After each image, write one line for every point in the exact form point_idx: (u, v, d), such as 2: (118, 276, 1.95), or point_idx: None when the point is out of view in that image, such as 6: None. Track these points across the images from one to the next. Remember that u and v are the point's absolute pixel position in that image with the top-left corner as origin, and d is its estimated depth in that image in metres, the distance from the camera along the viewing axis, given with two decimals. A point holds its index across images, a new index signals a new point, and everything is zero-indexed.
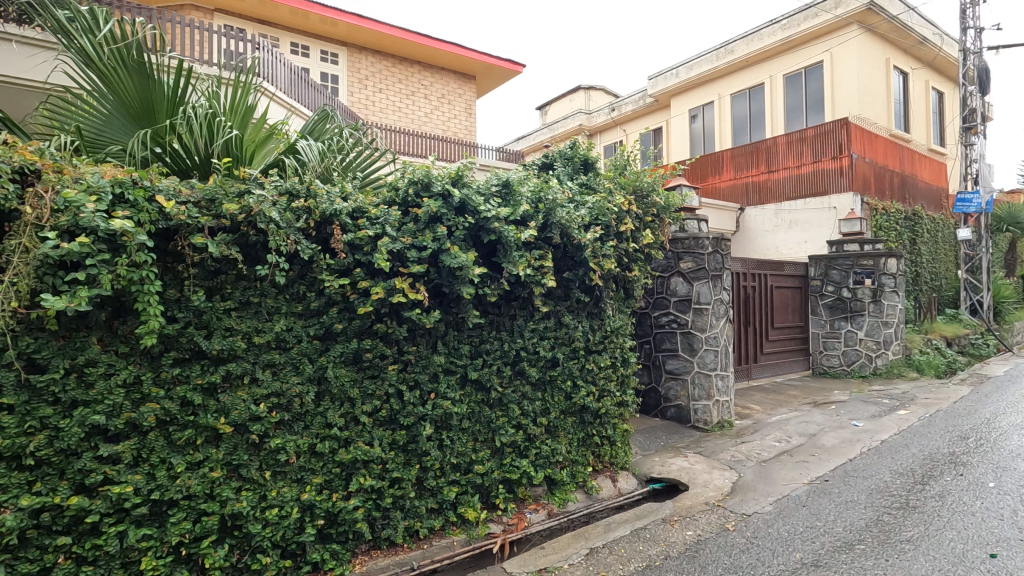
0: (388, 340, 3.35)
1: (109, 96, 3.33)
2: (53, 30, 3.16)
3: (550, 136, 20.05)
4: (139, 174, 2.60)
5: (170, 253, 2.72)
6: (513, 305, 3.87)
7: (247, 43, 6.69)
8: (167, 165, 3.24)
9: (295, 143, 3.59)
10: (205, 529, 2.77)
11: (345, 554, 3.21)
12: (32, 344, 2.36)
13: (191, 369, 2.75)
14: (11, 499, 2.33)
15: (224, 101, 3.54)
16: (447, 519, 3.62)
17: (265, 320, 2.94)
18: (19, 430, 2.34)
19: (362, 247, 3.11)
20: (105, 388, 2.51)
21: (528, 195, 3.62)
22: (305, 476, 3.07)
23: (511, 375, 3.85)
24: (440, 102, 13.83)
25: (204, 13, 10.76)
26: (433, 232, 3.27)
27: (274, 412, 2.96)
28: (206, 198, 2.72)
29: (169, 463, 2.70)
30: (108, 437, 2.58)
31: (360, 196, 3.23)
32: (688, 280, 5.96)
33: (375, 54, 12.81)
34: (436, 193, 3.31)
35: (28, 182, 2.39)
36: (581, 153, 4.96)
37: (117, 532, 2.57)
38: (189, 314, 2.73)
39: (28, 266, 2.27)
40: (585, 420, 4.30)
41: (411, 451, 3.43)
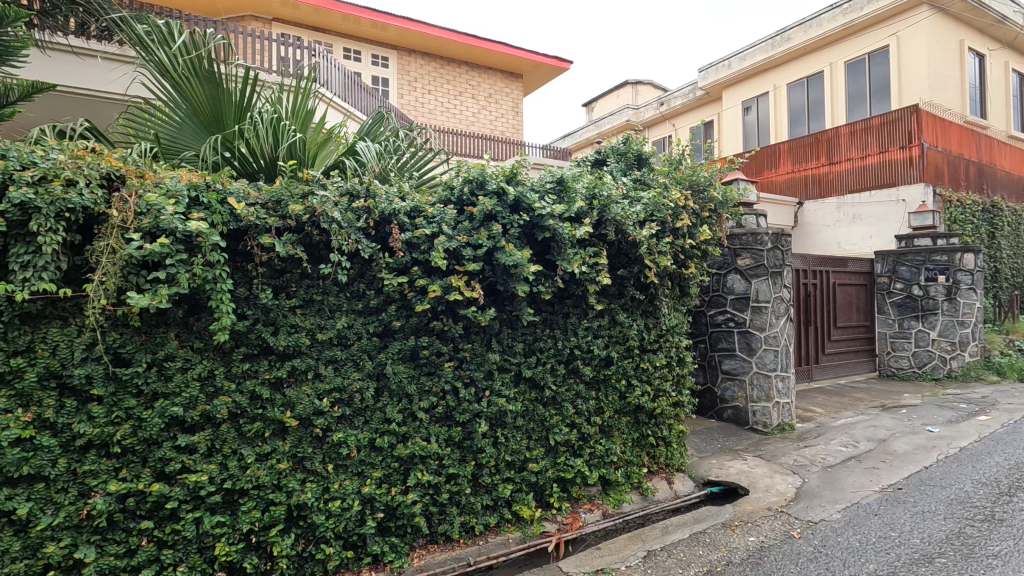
0: (445, 337, 3.38)
1: (182, 105, 3.51)
2: (133, 44, 3.35)
3: (597, 133, 19.88)
4: (212, 178, 2.73)
5: (240, 253, 2.84)
6: (567, 303, 3.83)
7: (301, 50, 6.91)
8: (236, 169, 3.40)
9: (354, 145, 3.68)
10: (273, 518, 2.88)
11: (403, 548, 3.26)
12: (118, 340, 2.54)
13: (260, 364, 2.88)
14: (101, 484, 2.52)
15: (287, 106, 3.67)
16: (502, 517, 3.63)
17: (327, 317, 3.03)
18: (107, 419, 2.52)
19: (419, 245, 3.16)
20: (182, 381, 2.66)
21: (582, 191, 3.57)
22: (365, 470, 3.14)
23: (565, 373, 3.81)
24: (487, 102, 13.92)
25: (262, 23, 11.24)
26: (489, 230, 3.28)
27: (336, 407, 3.05)
28: (273, 200, 2.83)
29: (239, 454, 2.82)
30: (184, 428, 2.72)
31: (417, 195, 3.27)
32: (747, 277, 5.76)
33: (424, 57, 13.02)
34: (491, 191, 3.33)
35: (114, 187, 2.55)
36: (634, 148, 4.89)
37: (193, 517, 2.71)
38: (258, 311, 2.85)
39: (115, 266, 2.43)
40: (640, 421, 4.22)
41: (466, 448, 3.46)
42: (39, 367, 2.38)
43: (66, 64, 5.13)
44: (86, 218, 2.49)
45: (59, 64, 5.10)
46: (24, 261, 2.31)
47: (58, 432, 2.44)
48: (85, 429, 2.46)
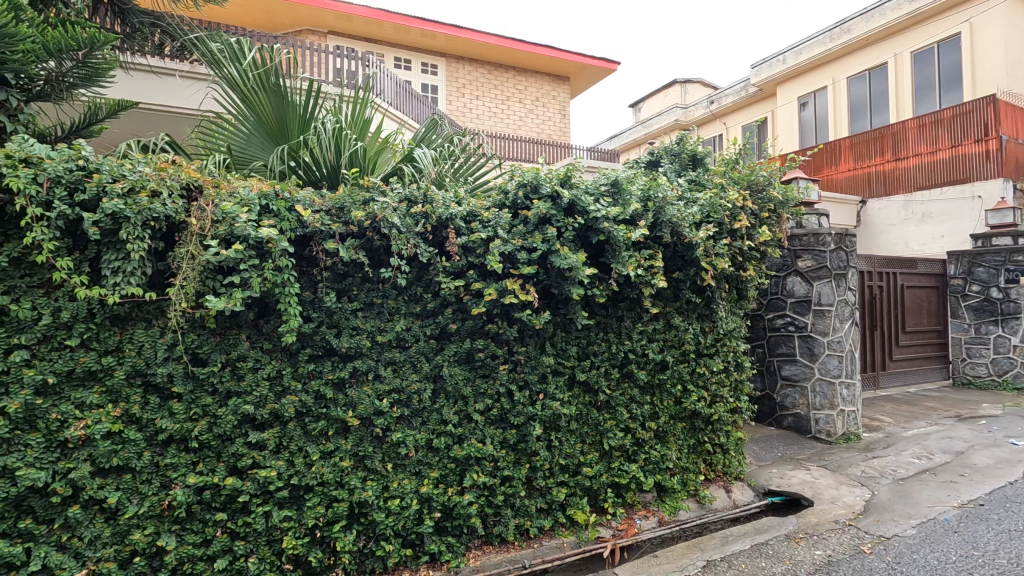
0: (499, 340, 3.41)
1: (250, 118, 3.69)
2: (207, 62, 3.55)
3: (644, 134, 19.63)
4: (281, 187, 2.86)
5: (306, 258, 2.96)
6: (621, 307, 3.77)
7: (356, 61, 7.14)
8: (301, 177, 3.55)
9: (411, 152, 3.77)
10: (336, 514, 2.97)
11: (460, 548, 3.30)
12: (196, 340, 2.70)
13: (324, 365, 2.99)
14: (181, 476, 2.68)
15: (346, 115, 3.79)
16: (557, 521, 3.63)
17: (387, 319, 3.11)
18: (186, 415, 2.68)
19: (475, 249, 3.19)
20: (253, 380, 2.80)
21: (637, 193, 3.52)
22: (422, 470, 3.21)
23: (619, 377, 3.76)
24: (534, 106, 13.98)
25: (318, 37, 11.67)
26: (543, 233, 3.27)
27: (395, 407, 3.12)
28: (336, 207, 2.93)
29: (305, 451, 2.93)
30: (255, 425, 2.86)
31: (472, 200, 3.30)
32: (808, 279, 5.55)
33: (472, 63, 13.21)
34: (545, 195, 3.32)
35: (193, 197, 2.70)
36: (688, 148, 4.80)
37: (263, 511, 2.83)
38: (321, 313, 2.96)
39: (194, 271, 2.58)
40: (696, 427, 4.13)
41: (521, 450, 3.48)
42: (127, 366, 2.57)
43: (146, 82, 5.49)
44: (169, 226, 2.66)
45: (140, 83, 5.46)
46: (115, 267, 2.49)
47: (143, 427, 2.62)
48: (167, 424, 2.63)
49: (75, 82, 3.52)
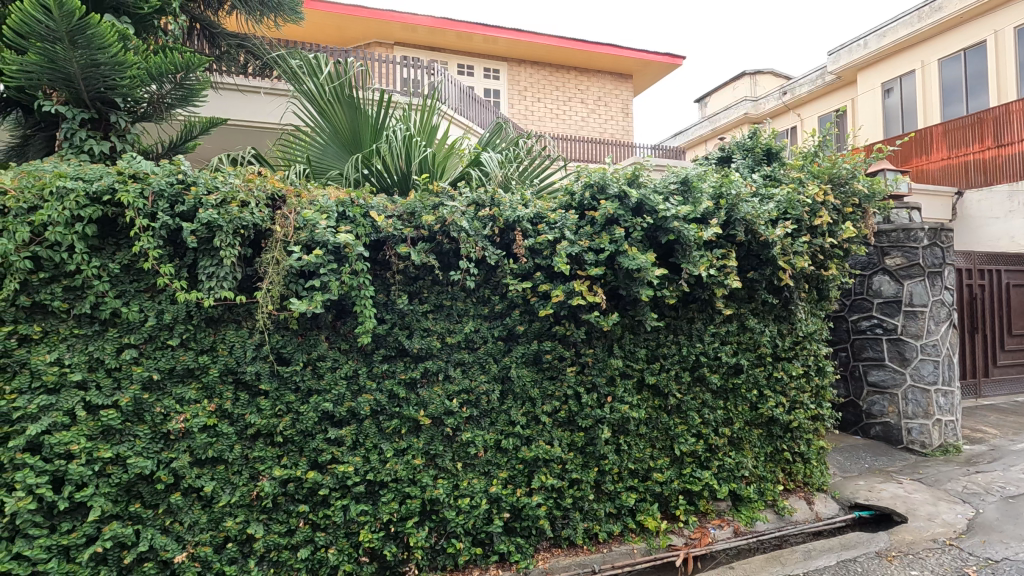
0: (567, 342, 3.39)
1: (326, 129, 3.88)
2: (288, 78, 3.78)
3: (711, 129, 19.02)
4: (356, 195, 2.98)
5: (380, 262, 3.07)
6: (692, 308, 3.65)
7: (422, 69, 7.34)
8: (374, 184, 3.69)
9: (478, 156, 3.83)
10: (409, 510, 3.06)
11: (529, 549, 3.31)
12: (280, 340, 2.86)
13: (397, 365, 3.09)
14: (268, 469, 2.85)
15: (415, 122, 3.91)
16: (626, 526, 3.56)
17: (456, 321, 3.18)
18: (272, 411, 2.85)
19: (542, 251, 3.19)
20: (332, 379, 2.93)
21: (708, 191, 3.40)
22: (492, 470, 3.25)
23: (690, 381, 3.65)
24: (596, 105, 13.83)
25: (386, 48, 12.11)
26: (611, 233, 3.21)
27: (465, 407, 3.18)
28: (407, 212, 3.02)
29: (380, 448, 3.03)
30: (333, 422, 3.00)
31: (539, 202, 3.30)
32: (898, 278, 5.17)
33: (533, 66, 13.27)
34: (613, 195, 3.26)
35: (277, 207, 2.87)
36: (763, 142, 4.56)
37: (341, 505, 2.96)
38: (394, 315, 3.06)
39: (279, 275, 2.73)
40: (774, 434, 3.94)
41: (589, 453, 3.44)
42: (220, 364, 2.76)
43: (233, 101, 5.88)
44: (256, 233, 2.83)
45: (228, 101, 5.86)
46: (210, 272, 2.68)
47: (234, 421, 2.80)
48: (255, 420, 2.80)
49: (173, 102, 3.86)
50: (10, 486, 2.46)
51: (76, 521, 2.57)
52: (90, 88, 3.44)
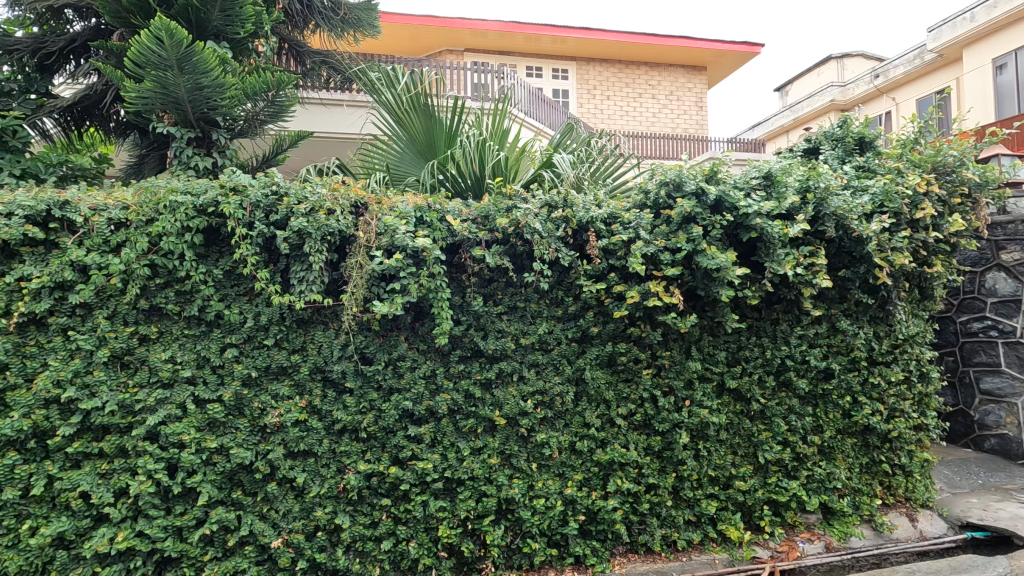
0: (642, 344, 3.32)
1: (403, 137, 4.03)
2: (369, 90, 3.97)
3: (793, 119, 18.00)
4: (433, 200, 3.07)
5: (456, 265, 3.16)
6: (777, 309, 3.46)
7: (491, 74, 7.46)
8: (449, 188, 3.79)
9: (550, 158, 3.84)
10: (486, 508, 3.11)
11: (605, 553, 3.28)
12: (364, 341, 3.01)
13: (473, 365, 3.15)
14: (353, 463, 3.00)
15: (487, 127, 3.97)
16: (707, 535, 3.44)
17: (530, 322, 3.20)
18: (357, 408, 2.99)
19: (616, 252, 3.14)
20: (411, 378, 3.04)
21: (794, 185, 3.22)
22: (566, 472, 3.24)
23: (775, 386, 3.47)
24: (668, 100, 13.45)
25: (456, 55, 12.43)
26: (688, 233, 3.10)
27: (539, 408, 3.19)
28: (482, 215, 3.08)
29: (457, 446, 3.11)
30: (413, 420, 3.10)
31: (612, 202, 3.26)
32: (1016, 275, 4.65)
33: (602, 63, 13.11)
34: (689, 192, 3.16)
35: (360, 213, 3.00)
36: (854, 131, 4.24)
37: (421, 500, 3.06)
38: (470, 317, 3.12)
39: (363, 279, 2.86)
40: (870, 444, 3.67)
41: (666, 458, 3.36)
42: (310, 363, 2.93)
43: (317, 114, 6.24)
44: (341, 239, 2.99)
45: (312, 115, 6.22)
46: (300, 277, 2.86)
47: (323, 417, 2.97)
48: (342, 416, 2.96)
49: (266, 118, 4.16)
50: (133, 470, 2.75)
51: (188, 504, 2.83)
52: (196, 109, 3.76)
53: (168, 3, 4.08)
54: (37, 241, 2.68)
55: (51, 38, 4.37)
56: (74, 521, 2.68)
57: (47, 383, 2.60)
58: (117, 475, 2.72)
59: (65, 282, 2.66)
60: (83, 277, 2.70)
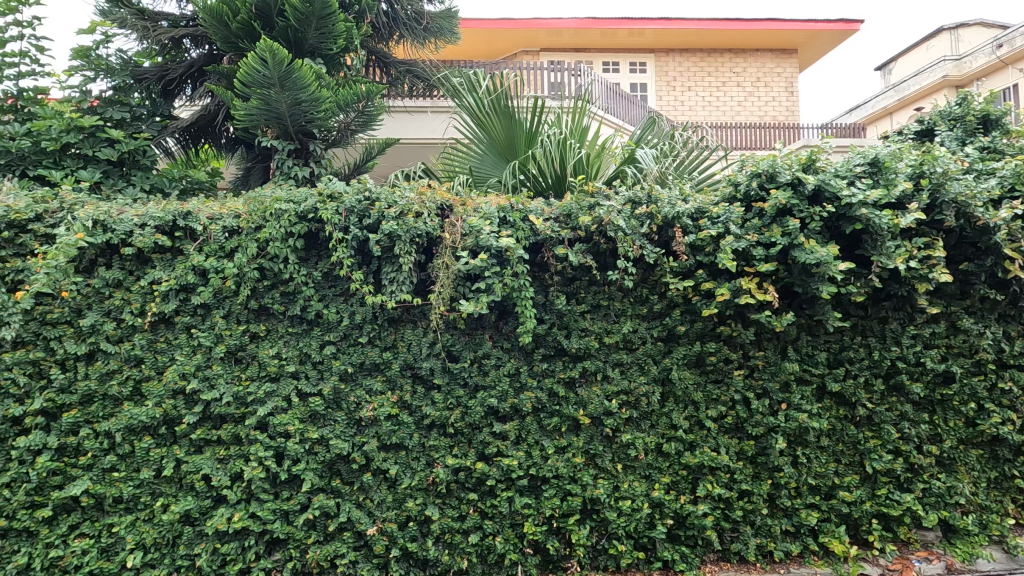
0: (733, 343, 3.17)
1: (484, 140, 4.11)
2: (452, 95, 4.09)
3: (899, 99, 16.46)
4: (516, 200, 3.10)
5: (539, 264, 3.17)
6: (885, 306, 3.18)
7: (567, 72, 7.43)
8: (530, 188, 3.82)
9: (632, 153, 3.77)
10: (571, 507, 3.11)
11: (695, 559, 3.17)
12: (451, 339, 3.11)
13: (557, 364, 3.15)
14: (442, 457, 3.10)
15: (568, 125, 3.96)
16: (807, 547, 3.23)
17: (614, 321, 3.15)
18: (445, 404, 3.09)
19: (704, 247, 3.02)
20: (496, 376, 3.10)
21: (905, 171, 2.95)
22: (653, 474, 3.16)
23: (885, 390, 3.20)
24: (755, 87, 12.71)
25: (532, 55, 12.51)
26: (783, 226, 2.93)
27: (624, 409, 3.14)
28: (564, 214, 3.07)
29: (541, 444, 3.13)
30: (498, 417, 3.16)
31: (699, 196, 3.14)
32: None
33: (682, 53, 12.68)
34: (784, 183, 2.98)
35: (446, 215, 3.09)
36: (977, 108, 3.80)
37: (507, 496, 3.11)
38: (553, 315, 3.13)
39: (449, 279, 2.95)
40: (999, 456, 3.29)
41: (761, 464, 3.19)
42: (400, 360, 3.07)
43: (401, 122, 6.50)
44: (429, 240, 3.09)
45: (397, 122, 6.49)
46: (391, 278, 2.99)
47: (413, 412, 3.09)
48: (431, 411, 3.07)
49: (357, 128, 4.40)
50: (246, 457, 2.99)
51: (293, 490, 3.04)
52: (295, 123, 4.05)
53: (270, 25, 4.41)
54: (165, 248, 2.99)
55: (172, 65, 4.86)
56: (198, 501, 2.96)
57: (175, 375, 2.91)
58: (233, 460, 2.98)
59: (188, 284, 2.95)
60: (203, 280, 2.98)
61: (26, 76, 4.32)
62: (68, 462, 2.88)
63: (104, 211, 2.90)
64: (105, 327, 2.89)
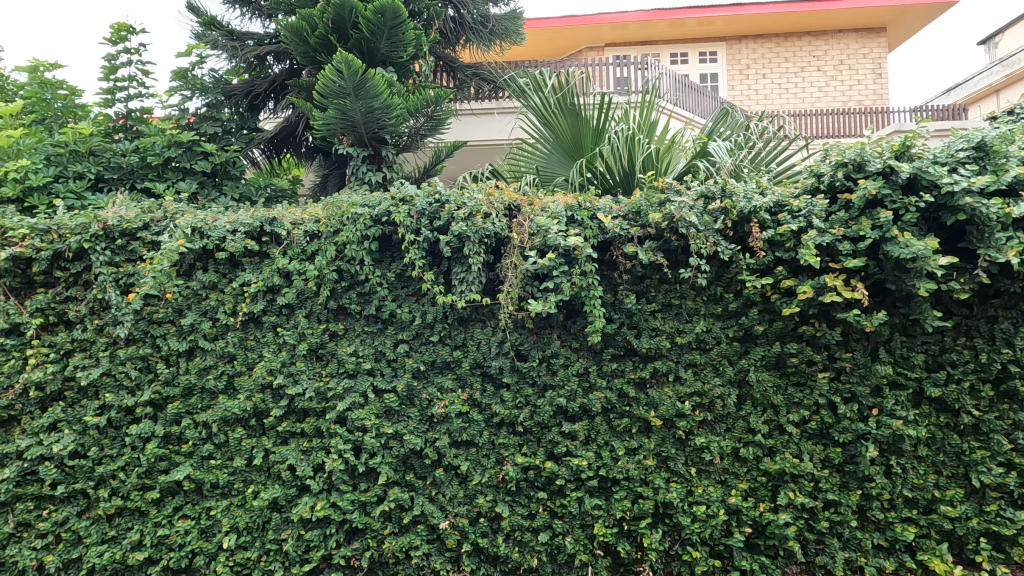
0: (817, 344, 2.99)
1: (550, 139, 4.11)
2: (518, 96, 4.12)
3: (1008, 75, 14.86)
4: (583, 198, 3.08)
5: (608, 263, 3.13)
6: (994, 304, 2.89)
7: (634, 66, 7.28)
8: (597, 186, 3.77)
9: (704, 146, 3.65)
10: (642, 510, 3.05)
11: (775, 571, 3.02)
12: (519, 339, 3.13)
13: (626, 364, 3.10)
14: (511, 455, 3.13)
15: (636, 120, 3.88)
16: (903, 564, 2.99)
17: (686, 321, 3.06)
18: (514, 403, 3.12)
19: (784, 243, 2.86)
20: (565, 375, 3.09)
21: (1017, 154, 2.67)
22: (729, 480, 3.05)
23: (994, 396, 2.90)
24: (838, 71, 11.92)
25: (597, 51, 12.43)
26: (873, 218, 2.72)
27: (698, 411, 3.04)
28: (633, 211, 3.02)
29: (611, 445, 3.09)
30: (567, 417, 3.15)
31: (778, 189, 2.98)
32: None
33: (756, 40, 12.11)
34: (874, 172, 2.77)
35: (513, 215, 3.11)
36: None
37: (577, 496, 3.09)
38: (622, 314, 3.08)
39: (518, 279, 2.97)
40: None
41: (849, 473, 2.99)
42: (470, 358, 3.13)
43: (468, 124, 6.62)
44: (497, 240, 3.12)
45: (464, 125, 6.61)
46: (461, 278, 3.05)
47: (483, 410, 3.14)
48: (500, 409, 3.11)
49: (426, 133, 4.54)
50: (327, 449, 3.15)
51: (370, 482, 3.17)
52: (369, 131, 4.22)
53: (345, 37, 4.62)
54: (254, 252, 3.20)
55: (258, 81, 5.21)
56: (284, 489, 3.15)
57: (263, 371, 3.11)
58: (316, 452, 3.14)
59: (274, 286, 3.15)
60: (287, 281, 3.17)
61: (133, 98, 4.75)
62: (173, 449, 3.16)
63: (201, 219, 3.14)
64: (202, 325, 3.14)
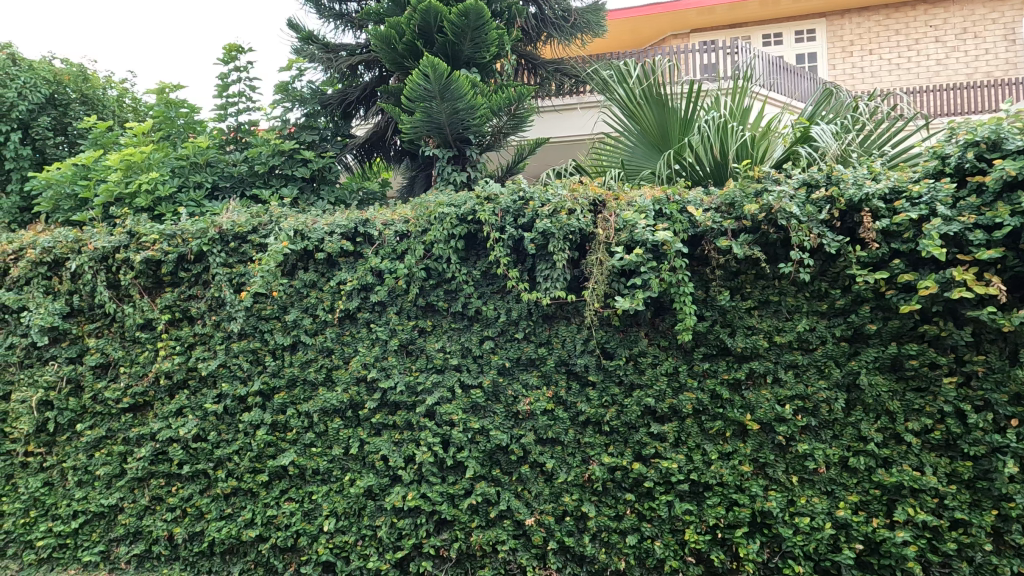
0: (941, 345, 2.68)
1: (634, 131, 3.99)
2: (602, 89, 4.04)
3: None
4: (672, 191, 2.96)
5: (699, 258, 3.00)
6: None
7: (722, 51, 6.91)
8: (686, 177, 3.62)
9: (806, 131, 3.39)
10: (737, 518, 2.89)
11: None
12: (605, 337, 3.07)
13: (719, 364, 2.95)
14: (597, 455, 3.08)
15: (728, 107, 3.68)
16: None
17: (786, 319, 2.86)
18: (600, 402, 3.07)
19: (901, 233, 2.60)
20: (653, 375, 3.00)
21: None
22: (836, 491, 2.81)
23: None
24: (960, 41, 10.70)
25: (681, 38, 11.98)
26: (1012, 203, 2.39)
27: (800, 415, 2.84)
28: (727, 203, 2.87)
29: (703, 449, 2.96)
30: (656, 417, 3.06)
31: (894, 173, 2.70)
32: None
33: (861, 13, 11.12)
34: (1014, 151, 2.43)
35: (599, 210, 3.05)
36: None
37: (666, 500, 2.99)
38: (715, 312, 2.94)
39: (603, 276, 2.92)
40: None
41: (982, 491, 2.65)
42: (555, 356, 3.11)
43: (550, 121, 6.59)
44: (582, 237, 3.08)
45: (545, 122, 6.59)
46: (546, 275, 3.04)
47: (568, 408, 3.12)
48: (586, 408, 3.07)
49: (509, 131, 4.58)
50: (417, 441, 3.27)
51: (458, 475, 3.25)
52: (454, 132, 4.32)
53: (430, 42, 4.75)
54: (349, 252, 3.37)
55: (350, 90, 5.49)
56: (378, 478, 3.30)
57: (358, 365, 3.28)
58: (407, 444, 3.27)
59: (368, 284, 3.31)
60: (379, 280, 3.32)
61: (242, 112, 5.17)
62: (279, 436, 3.41)
63: (302, 222, 3.36)
64: (304, 322, 3.35)
